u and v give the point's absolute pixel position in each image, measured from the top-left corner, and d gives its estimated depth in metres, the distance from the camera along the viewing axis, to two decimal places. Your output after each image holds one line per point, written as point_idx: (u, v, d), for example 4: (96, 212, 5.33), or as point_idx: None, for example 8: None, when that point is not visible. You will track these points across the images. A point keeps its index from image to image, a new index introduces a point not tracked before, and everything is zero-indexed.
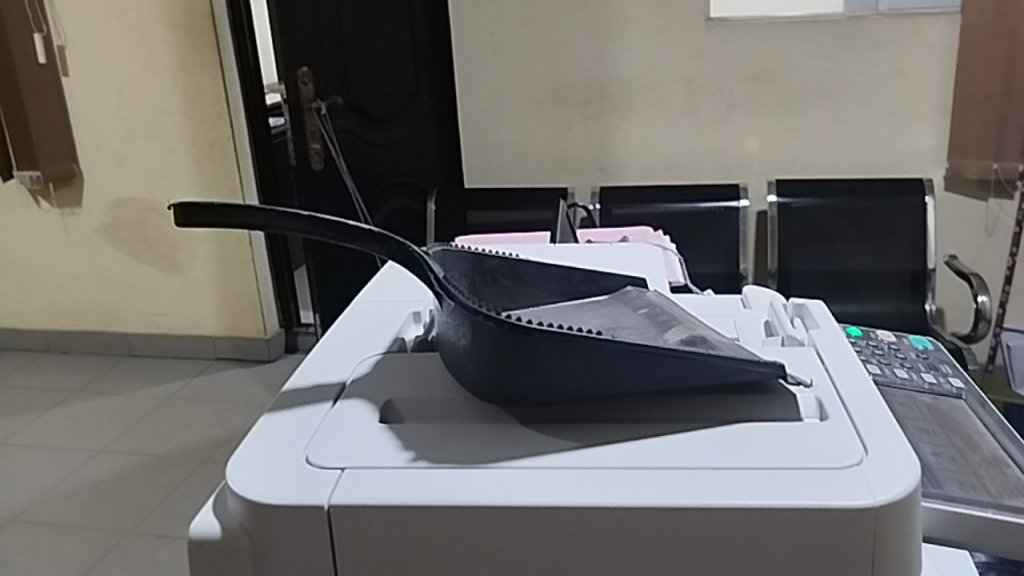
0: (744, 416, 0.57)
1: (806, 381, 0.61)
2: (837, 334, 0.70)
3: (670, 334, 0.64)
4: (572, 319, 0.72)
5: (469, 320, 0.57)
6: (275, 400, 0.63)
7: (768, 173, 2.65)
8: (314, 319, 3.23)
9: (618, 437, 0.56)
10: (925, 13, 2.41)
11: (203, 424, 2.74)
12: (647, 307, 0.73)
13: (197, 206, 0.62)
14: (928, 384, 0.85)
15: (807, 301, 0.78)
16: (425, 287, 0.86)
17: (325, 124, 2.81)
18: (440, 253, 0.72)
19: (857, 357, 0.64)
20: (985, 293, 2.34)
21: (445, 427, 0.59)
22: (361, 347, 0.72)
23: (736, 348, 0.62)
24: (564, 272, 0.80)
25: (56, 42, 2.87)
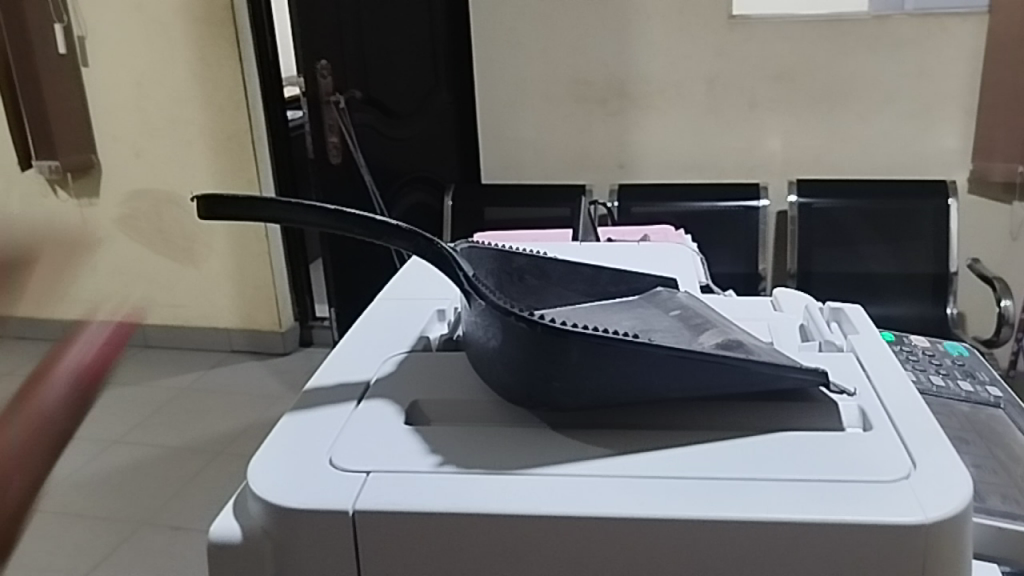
0: (784, 425, 0.55)
1: (849, 389, 0.59)
2: (877, 339, 0.68)
3: (705, 338, 0.62)
4: (604, 321, 0.70)
5: (498, 319, 0.55)
6: (299, 398, 0.62)
7: (789, 173, 2.62)
8: (329, 313, 3.23)
9: (652, 445, 0.54)
10: (953, 13, 2.37)
11: (218, 416, 2.73)
12: (680, 310, 0.71)
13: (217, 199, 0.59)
14: (966, 393, 0.82)
15: (843, 306, 0.76)
16: (450, 285, 0.84)
17: (342, 117, 2.79)
18: (468, 250, 0.71)
19: (899, 364, 0.62)
20: (1009, 298, 2.31)
21: (475, 430, 0.57)
22: (385, 345, 0.70)
23: (776, 353, 0.60)
24: (592, 272, 0.78)
25: (76, 33, 2.88)
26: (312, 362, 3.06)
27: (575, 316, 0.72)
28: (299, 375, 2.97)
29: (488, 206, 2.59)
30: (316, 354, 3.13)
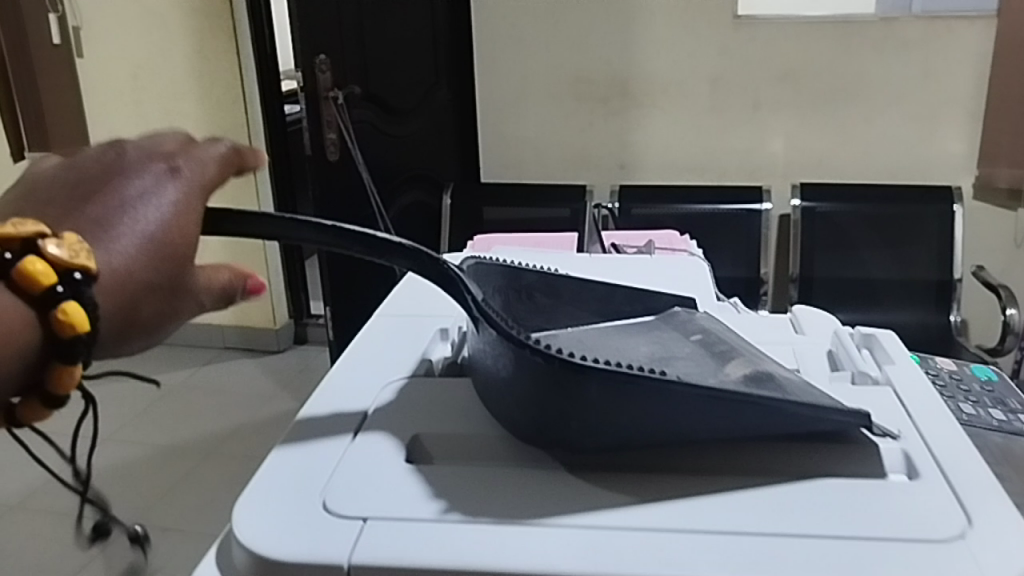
0: (824, 471, 0.57)
1: (894, 432, 0.61)
2: (915, 371, 0.70)
3: (732, 366, 0.63)
4: (624, 340, 0.70)
5: (513, 356, 0.57)
6: (293, 429, 0.64)
7: (793, 176, 2.57)
8: (324, 310, 3.18)
9: (683, 492, 0.56)
10: (961, 16, 2.33)
11: (208, 415, 2.68)
12: (702, 335, 0.69)
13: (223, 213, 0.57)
14: (997, 422, 0.80)
15: (876, 329, 0.77)
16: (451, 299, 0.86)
17: (341, 113, 2.57)
18: (473, 267, 0.72)
19: (943, 405, 0.64)
20: (1014, 307, 2.26)
21: (473, 470, 0.59)
22: (386, 369, 0.72)
23: (801, 386, 0.61)
24: (606, 290, 0.80)
25: (71, 23, 2.80)
26: (306, 361, 3.01)
27: (592, 336, 0.73)
28: (292, 374, 2.92)
29: (485, 205, 2.54)
30: (310, 351, 3.08)
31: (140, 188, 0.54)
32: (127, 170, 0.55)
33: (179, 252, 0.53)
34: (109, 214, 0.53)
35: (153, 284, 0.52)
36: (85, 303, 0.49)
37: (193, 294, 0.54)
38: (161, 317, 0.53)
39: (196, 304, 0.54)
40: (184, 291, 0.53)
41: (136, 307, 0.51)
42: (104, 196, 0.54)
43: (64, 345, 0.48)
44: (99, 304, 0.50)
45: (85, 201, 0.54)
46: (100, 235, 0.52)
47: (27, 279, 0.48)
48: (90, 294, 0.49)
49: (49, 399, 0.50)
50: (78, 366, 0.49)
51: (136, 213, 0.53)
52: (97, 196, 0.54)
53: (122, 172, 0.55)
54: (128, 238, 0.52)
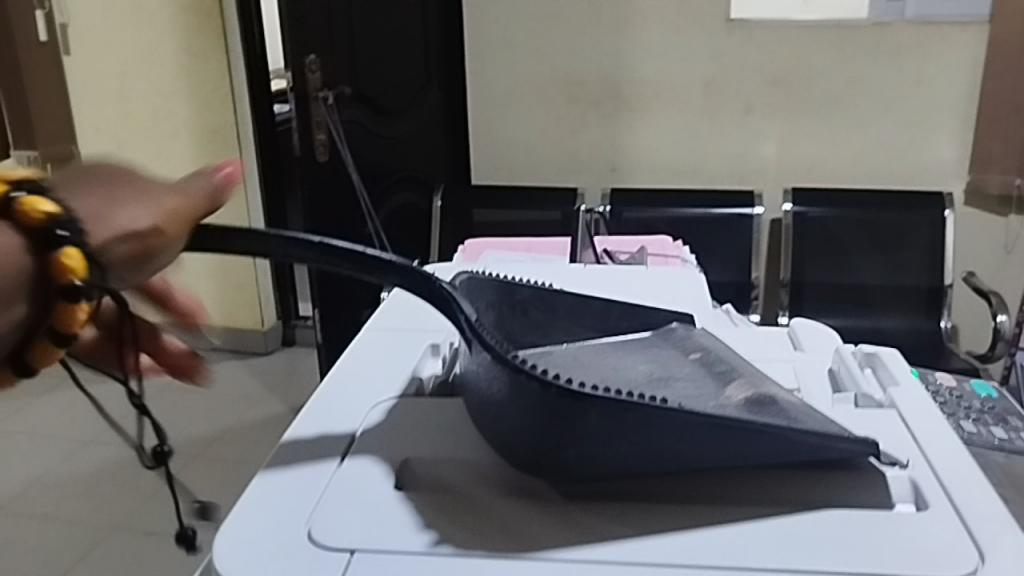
0: (829, 502, 0.60)
1: (902, 461, 0.64)
2: (919, 393, 0.73)
3: (732, 392, 0.66)
4: (625, 360, 0.72)
5: (512, 385, 0.58)
6: (280, 453, 0.66)
7: (784, 181, 2.56)
8: (312, 312, 3.15)
9: (689, 523, 0.58)
10: (954, 22, 2.32)
11: (194, 417, 2.65)
12: (700, 353, 0.73)
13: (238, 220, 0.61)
14: (998, 441, 0.84)
15: (878, 349, 0.81)
16: (432, 314, 0.90)
17: (331, 114, 2.45)
18: (466, 282, 0.73)
19: (946, 433, 0.67)
20: (1005, 313, 2.25)
21: (461, 497, 0.62)
22: (375, 390, 0.75)
23: (800, 410, 0.64)
24: (604, 307, 0.80)
25: (58, 20, 2.76)
26: (294, 363, 2.98)
27: (587, 354, 0.73)
28: (280, 376, 2.90)
29: (476, 208, 2.51)
30: (298, 353, 3.05)
31: (103, 170, 0.59)
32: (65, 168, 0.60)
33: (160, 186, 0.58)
34: (85, 182, 0.57)
35: (110, 206, 0.55)
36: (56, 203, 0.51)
37: (190, 203, 0.58)
38: (129, 228, 0.54)
39: (161, 211, 0.56)
40: (181, 203, 0.57)
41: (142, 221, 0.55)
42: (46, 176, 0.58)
43: (45, 234, 0.50)
44: (76, 215, 0.53)
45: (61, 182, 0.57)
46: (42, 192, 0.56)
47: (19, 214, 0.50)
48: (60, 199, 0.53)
49: (70, 295, 0.51)
50: (70, 249, 0.51)
51: (107, 177, 0.57)
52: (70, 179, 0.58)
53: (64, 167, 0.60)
54: (112, 189, 0.56)
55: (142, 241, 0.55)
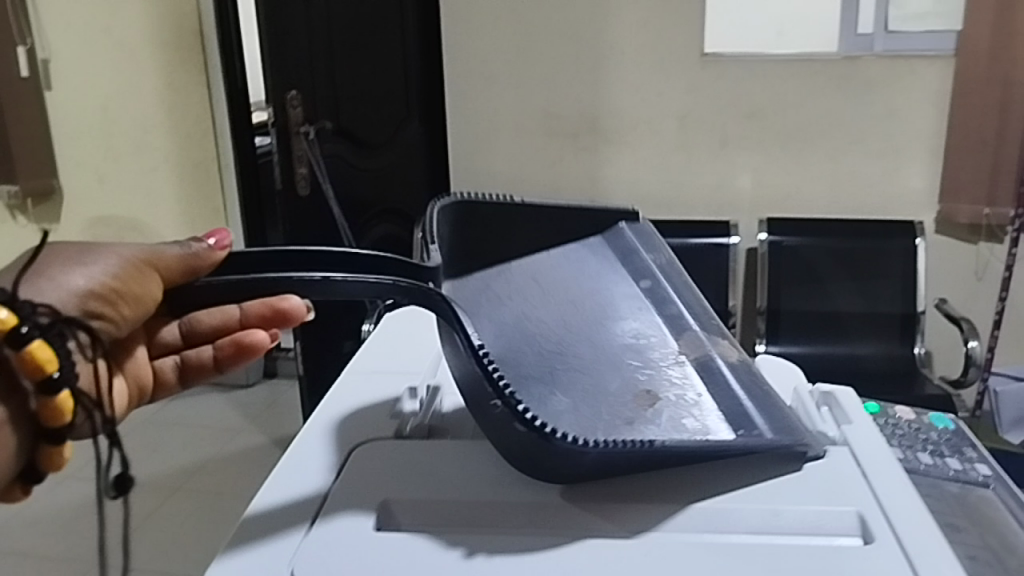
0: (784, 508, 0.73)
1: (820, 454, 0.81)
2: (867, 430, 0.85)
3: (682, 353, 0.89)
4: (593, 306, 0.95)
5: (520, 435, 0.70)
6: (265, 518, 0.74)
7: (759, 211, 2.61)
8: (294, 343, 3.16)
9: (658, 521, 0.73)
10: (921, 55, 2.40)
11: (175, 450, 2.65)
12: (647, 286, 0.99)
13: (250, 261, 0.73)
14: (953, 472, 0.86)
15: (836, 389, 0.93)
16: (407, 356, 1.02)
17: (311, 147, 2.59)
18: (437, 208, 0.91)
19: (892, 469, 0.79)
20: (977, 338, 2.28)
21: (435, 538, 0.71)
22: (351, 433, 0.86)
23: (737, 375, 0.86)
24: (556, 214, 1.00)
25: (40, 55, 2.65)
26: (275, 395, 2.99)
27: (564, 294, 0.96)
28: (260, 409, 2.90)
29: None
30: (279, 385, 3.06)
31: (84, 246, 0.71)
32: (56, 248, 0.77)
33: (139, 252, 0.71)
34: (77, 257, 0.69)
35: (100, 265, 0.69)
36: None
37: (165, 264, 0.72)
38: (104, 274, 0.68)
39: (134, 267, 0.70)
40: (156, 264, 0.71)
41: (129, 286, 0.70)
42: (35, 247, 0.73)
43: (17, 337, 0.58)
44: (59, 292, 0.66)
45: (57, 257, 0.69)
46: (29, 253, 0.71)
47: None
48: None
49: (46, 387, 0.60)
50: (38, 344, 0.59)
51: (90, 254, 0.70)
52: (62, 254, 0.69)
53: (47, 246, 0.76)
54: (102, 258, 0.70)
55: (117, 288, 0.69)
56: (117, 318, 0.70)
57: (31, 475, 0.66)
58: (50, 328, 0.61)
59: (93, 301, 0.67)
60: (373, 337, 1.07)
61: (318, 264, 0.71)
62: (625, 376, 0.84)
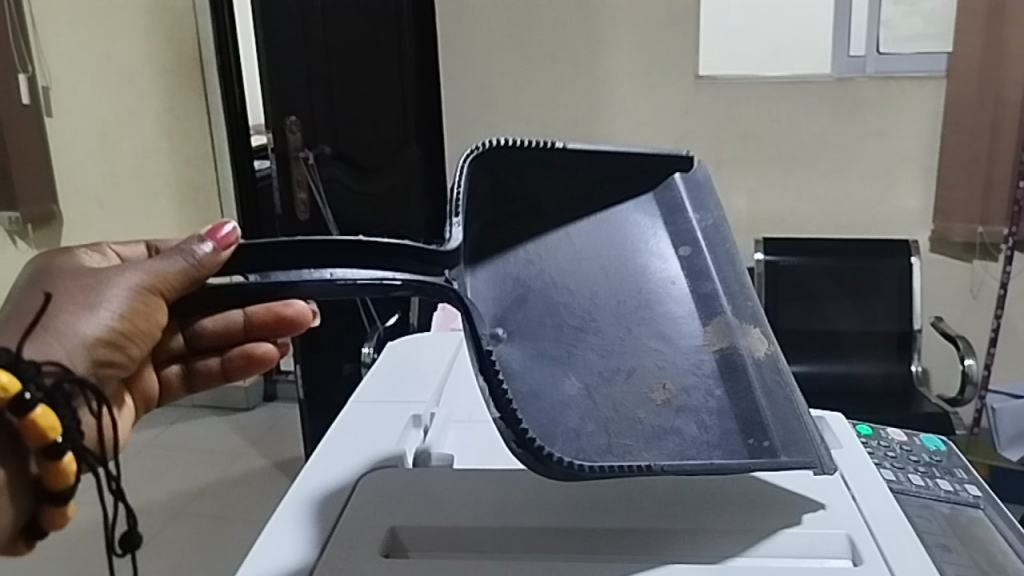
0: (775, 537, 0.78)
1: (823, 505, 0.82)
2: (854, 455, 0.92)
3: (708, 341, 0.88)
4: (623, 275, 0.94)
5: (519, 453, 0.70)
6: (281, 552, 0.79)
7: (755, 231, 2.64)
8: (294, 366, 3.18)
9: (659, 558, 0.77)
10: (913, 77, 2.43)
11: (176, 475, 2.65)
12: (687, 254, 0.97)
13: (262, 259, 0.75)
14: (944, 493, 0.88)
15: (825, 415, 1.01)
16: (409, 389, 1.09)
17: (310, 172, 2.58)
18: (473, 162, 0.88)
19: (875, 492, 0.84)
20: (973, 356, 2.28)
21: (441, 560, 0.77)
22: (359, 464, 0.92)
23: (761, 374, 0.85)
24: (600, 161, 0.96)
25: (40, 83, 2.84)
26: (276, 418, 3.00)
27: (594, 261, 0.95)
28: (261, 432, 2.91)
29: None
30: (280, 408, 3.07)
31: (91, 281, 0.74)
32: (60, 256, 0.79)
33: (142, 280, 0.74)
34: (87, 300, 0.73)
35: (107, 304, 0.73)
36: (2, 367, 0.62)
37: (167, 287, 0.74)
38: (115, 313, 0.73)
39: (139, 301, 0.74)
40: (159, 288, 0.74)
41: (137, 320, 0.74)
42: (41, 274, 0.76)
43: (20, 403, 0.62)
44: (64, 345, 0.70)
45: (65, 298, 0.73)
46: (35, 290, 0.74)
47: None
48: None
49: (49, 449, 0.63)
50: (42, 411, 0.62)
51: (98, 293, 0.73)
52: (72, 295, 0.73)
53: (52, 257, 0.79)
54: (106, 298, 0.73)
55: (128, 323, 0.73)
56: (127, 351, 0.75)
57: (29, 531, 0.70)
58: (56, 389, 0.64)
59: (106, 342, 0.72)
60: (372, 371, 1.16)
61: (330, 262, 0.73)
62: (647, 366, 0.84)
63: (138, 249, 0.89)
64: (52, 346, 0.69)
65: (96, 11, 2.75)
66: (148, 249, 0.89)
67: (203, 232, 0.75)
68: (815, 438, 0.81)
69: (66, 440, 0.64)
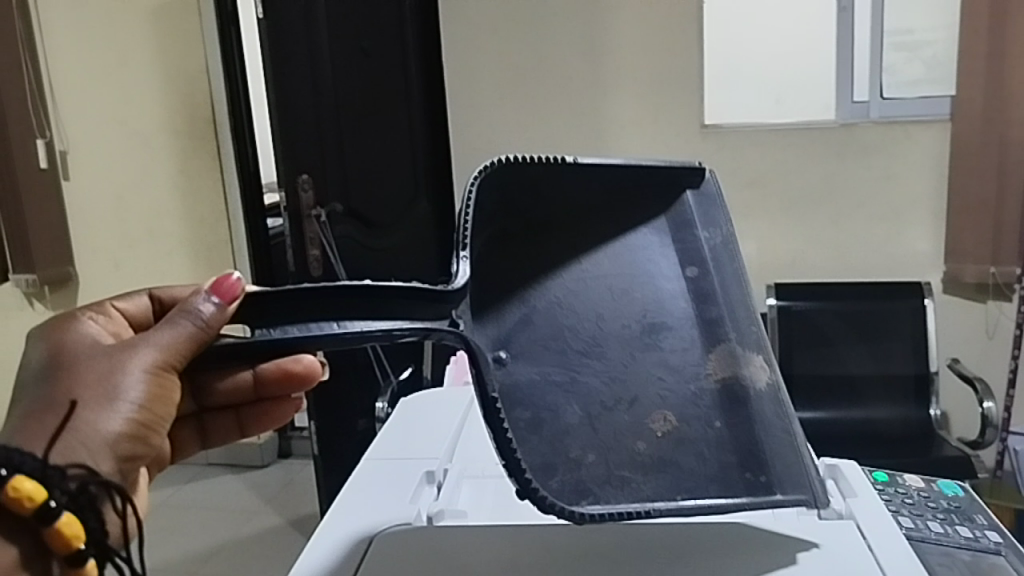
0: None
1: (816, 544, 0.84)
2: (868, 504, 0.91)
3: (711, 370, 0.91)
4: (631, 293, 0.95)
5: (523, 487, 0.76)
6: None
7: (767, 277, 2.64)
8: (308, 422, 3.17)
9: None
10: (918, 121, 2.45)
11: (191, 535, 2.64)
12: (694, 274, 0.99)
13: (265, 318, 0.73)
14: (964, 540, 0.87)
15: (839, 462, 1.01)
16: (423, 445, 1.10)
17: (324, 231, 2.59)
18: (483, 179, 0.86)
19: (892, 539, 0.84)
20: (992, 398, 2.26)
21: None
22: (374, 524, 0.93)
23: (762, 407, 0.89)
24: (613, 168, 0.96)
25: (58, 147, 2.89)
26: (291, 475, 2.99)
27: (601, 282, 0.95)
28: (276, 489, 2.90)
29: None
30: (295, 465, 3.06)
31: (104, 368, 0.74)
32: (64, 333, 0.78)
33: (155, 359, 0.74)
34: (104, 392, 0.73)
35: (126, 393, 0.73)
36: (31, 474, 0.65)
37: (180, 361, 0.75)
38: (135, 400, 0.73)
39: (156, 383, 0.74)
40: (173, 364, 0.75)
41: (157, 402, 0.74)
42: (49, 358, 0.75)
43: (44, 509, 0.64)
44: (91, 445, 0.70)
45: (82, 391, 0.72)
46: (44, 381, 0.73)
47: (22, 501, 0.63)
48: (19, 455, 0.65)
49: (71, 555, 0.65)
50: (65, 517, 0.65)
51: (115, 381, 0.73)
52: (88, 388, 0.72)
53: (56, 336, 0.77)
54: (124, 388, 0.73)
55: (150, 406, 0.74)
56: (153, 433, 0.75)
57: None
58: (80, 491, 0.67)
59: (131, 433, 0.73)
60: (386, 430, 1.16)
61: (342, 313, 0.73)
62: (650, 393, 0.87)
63: (138, 302, 0.89)
64: (76, 447, 0.70)
65: (112, 76, 2.81)
66: (151, 300, 0.91)
67: (204, 292, 0.75)
68: (815, 474, 0.86)
69: (89, 545, 0.66)
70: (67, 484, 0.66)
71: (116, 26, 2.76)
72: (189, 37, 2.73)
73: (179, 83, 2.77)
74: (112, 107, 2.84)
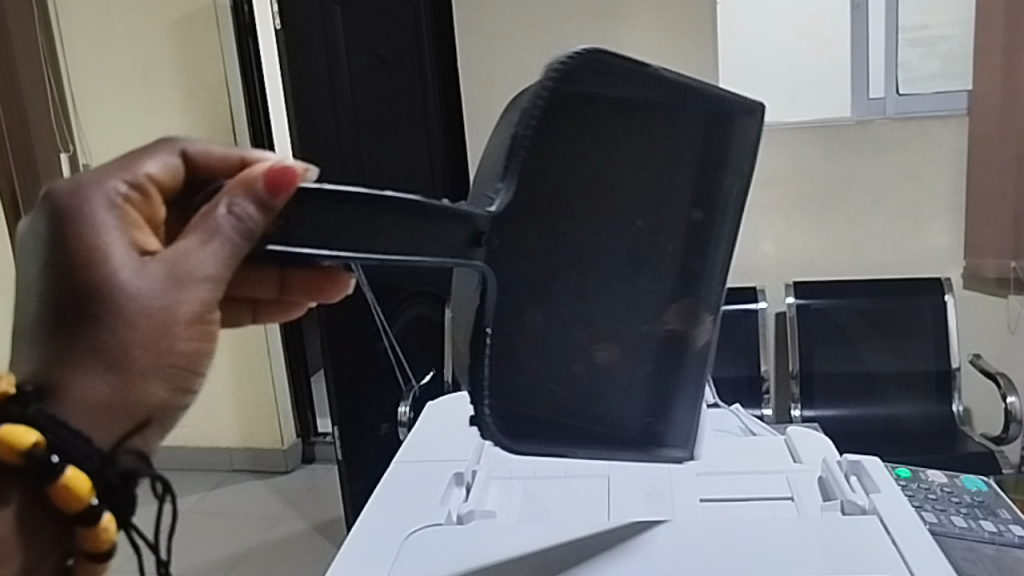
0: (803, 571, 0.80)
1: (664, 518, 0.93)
2: (892, 499, 0.92)
3: (669, 318, 0.80)
4: (633, 212, 0.74)
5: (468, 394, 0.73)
6: None
7: (785, 276, 2.64)
8: (331, 428, 3.22)
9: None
10: (935, 116, 2.45)
11: (216, 542, 2.66)
12: (699, 214, 0.79)
13: (304, 227, 0.54)
14: (989, 535, 0.89)
15: (861, 458, 1.02)
16: (459, 448, 1.12)
17: None
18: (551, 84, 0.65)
19: (915, 535, 0.85)
20: (1015, 393, 2.24)
21: None
22: (404, 523, 0.95)
23: (691, 368, 0.83)
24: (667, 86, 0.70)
25: (81, 160, 2.93)
26: (314, 481, 3.02)
27: (608, 196, 0.72)
28: (301, 494, 2.93)
29: None
30: (318, 470, 3.10)
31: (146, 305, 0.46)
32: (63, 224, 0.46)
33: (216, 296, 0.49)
34: (155, 350, 0.46)
35: (181, 350, 0.47)
36: (81, 464, 0.44)
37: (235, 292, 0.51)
38: (189, 360, 0.48)
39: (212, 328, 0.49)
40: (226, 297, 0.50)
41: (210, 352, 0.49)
42: (52, 273, 0.45)
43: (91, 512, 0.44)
44: (147, 429, 0.47)
45: (127, 349, 0.45)
46: (57, 328, 0.44)
47: (68, 498, 0.43)
48: (73, 436, 0.44)
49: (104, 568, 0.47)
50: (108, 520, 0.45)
51: (165, 330, 0.46)
52: (133, 342, 0.45)
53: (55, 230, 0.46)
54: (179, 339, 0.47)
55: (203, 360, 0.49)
56: None
57: None
58: (126, 485, 0.46)
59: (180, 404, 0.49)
60: (419, 427, 1.20)
61: (372, 236, 0.57)
62: (607, 326, 0.76)
63: (166, 162, 0.53)
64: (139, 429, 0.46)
65: (133, 89, 2.85)
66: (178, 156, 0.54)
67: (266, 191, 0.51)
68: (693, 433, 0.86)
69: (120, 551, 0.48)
70: (117, 477, 0.46)
71: (138, 40, 2.80)
72: (208, 50, 2.77)
73: (199, 96, 2.82)
74: (133, 119, 2.88)
